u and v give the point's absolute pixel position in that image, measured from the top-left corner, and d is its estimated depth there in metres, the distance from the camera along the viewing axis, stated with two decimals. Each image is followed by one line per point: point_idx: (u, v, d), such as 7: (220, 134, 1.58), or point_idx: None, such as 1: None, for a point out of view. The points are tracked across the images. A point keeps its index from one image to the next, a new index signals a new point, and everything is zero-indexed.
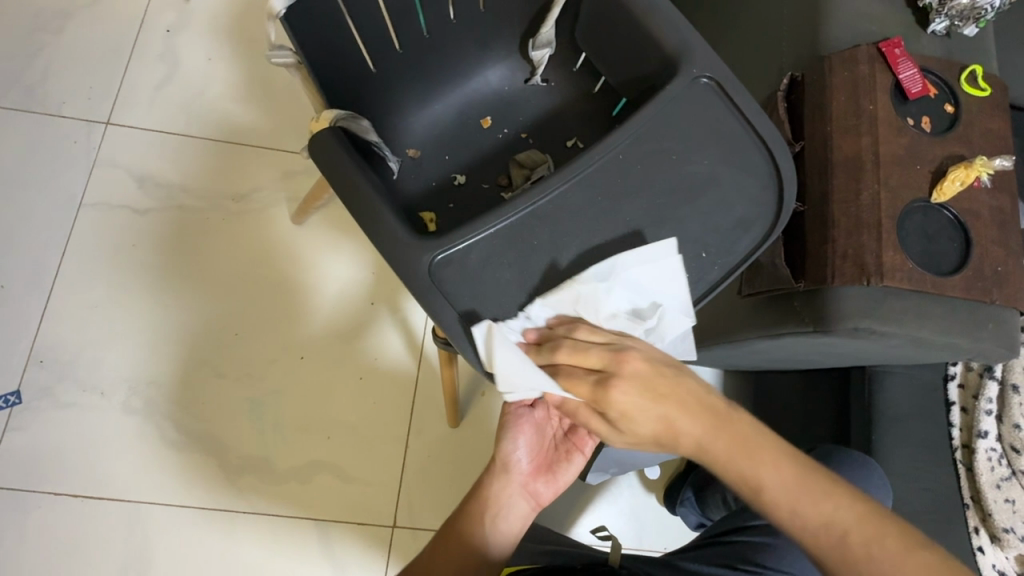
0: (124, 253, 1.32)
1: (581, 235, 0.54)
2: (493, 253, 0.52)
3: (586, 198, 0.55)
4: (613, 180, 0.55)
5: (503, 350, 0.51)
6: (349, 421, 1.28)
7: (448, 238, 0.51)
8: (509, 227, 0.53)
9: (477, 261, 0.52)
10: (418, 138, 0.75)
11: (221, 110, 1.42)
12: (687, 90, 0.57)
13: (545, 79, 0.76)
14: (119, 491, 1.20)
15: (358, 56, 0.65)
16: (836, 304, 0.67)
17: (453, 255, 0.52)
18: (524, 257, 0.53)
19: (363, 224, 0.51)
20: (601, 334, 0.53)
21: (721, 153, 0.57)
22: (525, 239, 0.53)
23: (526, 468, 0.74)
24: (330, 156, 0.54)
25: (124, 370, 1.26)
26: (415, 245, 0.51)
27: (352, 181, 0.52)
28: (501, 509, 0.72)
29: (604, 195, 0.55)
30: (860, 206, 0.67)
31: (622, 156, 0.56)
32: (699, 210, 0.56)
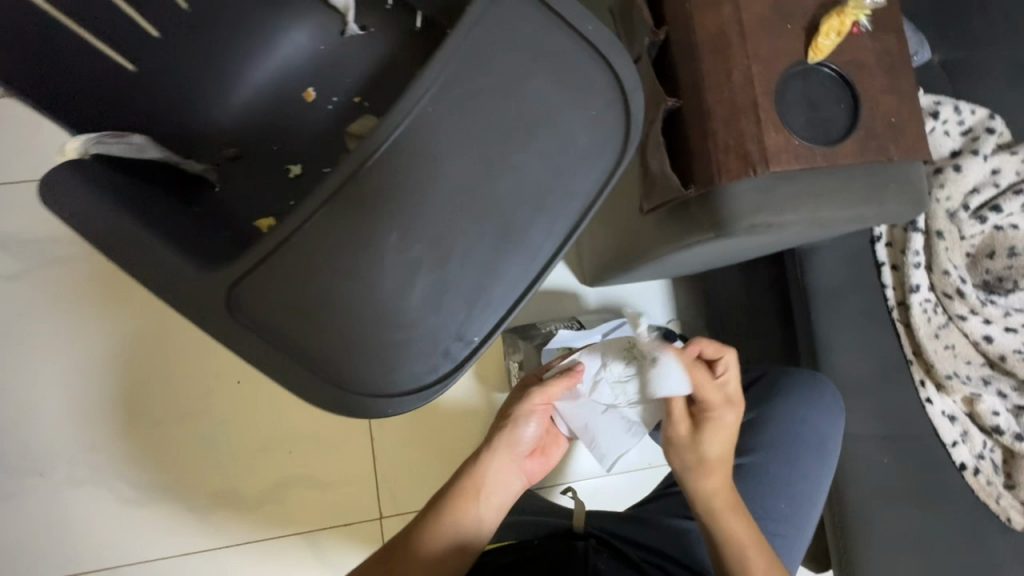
0: (13, 325, 1.21)
1: (404, 215, 0.45)
2: (303, 264, 0.44)
3: (402, 169, 0.45)
4: (428, 139, 0.46)
5: (335, 371, 0.44)
6: (306, 430, 1.24)
7: (240, 262, 0.43)
8: (311, 231, 0.44)
9: (284, 278, 0.44)
10: (235, 135, 0.64)
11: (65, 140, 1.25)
12: (494, 5, 0.47)
13: (362, 27, 0.65)
14: (94, 561, 1.17)
15: (109, 58, 0.54)
16: (728, 205, 0.61)
17: (253, 281, 0.44)
18: (341, 258, 0.44)
19: (135, 274, 0.43)
20: (449, 322, 0.45)
21: (551, 74, 0.48)
22: (337, 239, 0.44)
23: (527, 447, 0.75)
24: (71, 199, 0.44)
25: (56, 444, 1.19)
26: (205, 279, 0.43)
27: (104, 226, 0.44)
28: (496, 485, 0.72)
29: (424, 160, 0.46)
30: (733, 88, 0.60)
31: (431, 107, 0.46)
32: (543, 146, 0.47)
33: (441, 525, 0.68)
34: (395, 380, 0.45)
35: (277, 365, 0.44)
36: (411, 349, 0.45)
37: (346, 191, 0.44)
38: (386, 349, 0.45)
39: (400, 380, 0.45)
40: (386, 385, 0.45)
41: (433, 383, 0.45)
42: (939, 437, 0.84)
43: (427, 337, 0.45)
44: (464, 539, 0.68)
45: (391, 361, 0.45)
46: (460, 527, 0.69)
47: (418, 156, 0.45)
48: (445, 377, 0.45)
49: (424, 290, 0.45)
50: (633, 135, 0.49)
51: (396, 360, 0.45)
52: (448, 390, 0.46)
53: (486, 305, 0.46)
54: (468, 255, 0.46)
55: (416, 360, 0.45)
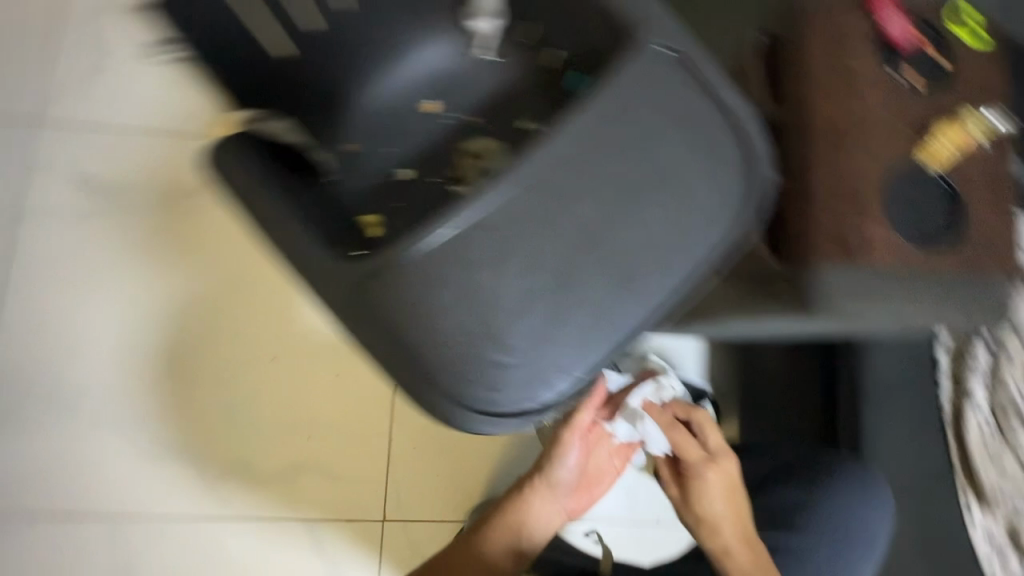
0: (76, 262, 1.25)
1: (528, 244, 0.47)
2: (430, 271, 0.46)
3: (535, 199, 0.47)
4: (564, 176, 0.48)
5: (442, 378, 0.46)
6: (329, 417, 1.25)
7: (375, 256, 0.46)
8: (444, 242, 0.46)
9: (411, 281, 0.46)
10: (360, 132, 0.68)
11: (162, 97, 1.31)
12: (646, 64, 0.50)
13: (493, 52, 0.68)
14: (99, 507, 1.18)
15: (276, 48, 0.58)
16: (817, 287, 0.61)
17: (384, 278, 0.46)
18: (467, 271, 0.46)
19: (286, 254, 0.48)
20: (556, 353, 0.47)
21: (688, 135, 0.50)
22: (465, 254, 0.46)
23: (568, 483, 0.79)
24: (242, 175, 0.51)
25: (89, 384, 1.21)
26: (341, 265, 0.47)
27: (269, 205, 0.50)
28: (536, 517, 0.76)
29: (556, 194, 0.47)
30: (842, 176, 0.61)
31: (571, 147, 0.48)
32: (669, 201, 0.49)
33: (485, 547, 0.74)
34: (497, 399, 0.46)
35: (393, 362, 0.46)
36: (516, 372, 0.47)
37: (479, 210, 0.47)
38: (492, 367, 0.46)
39: (501, 401, 0.47)
40: (488, 402, 0.47)
41: (534, 409, 0.47)
42: (972, 550, 0.85)
43: (533, 363, 0.46)
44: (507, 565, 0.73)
45: (496, 381, 0.46)
46: (503, 553, 0.73)
47: (552, 190, 0.47)
48: (545, 405, 0.46)
49: (537, 318, 0.47)
50: (752, 206, 0.51)
51: (499, 380, 0.46)
52: (545, 417, 0.47)
53: (593, 342, 0.47)
54: (582, 291, 0.47)
55: (519, 383, 0.46)
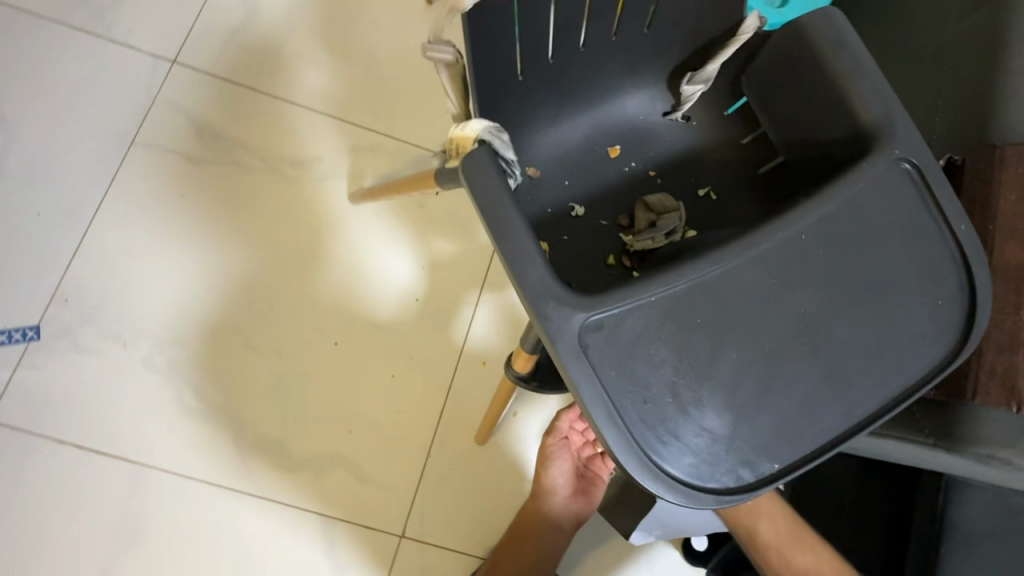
0: (171, 201, 1.26)
1: (748, 321, 0.46)
2: (648, 325, 0.45)
3: (761, 279, 0.47)
4: (792, 263, 0.47)
5: (644, 439, 0.43)
6: (374, 417, 1.23)
7: (601, 297, 0.44)
8: (667, 299, 0.45)
9: (630, 329, 0.44)
10: (542, 157, 0.67)
11: (297, 69, 1.35)
12: (885, 174, 0.50)
13: (687, 116, 0.69)
14: (125, 450, 1.14)
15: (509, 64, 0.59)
16: (973, 425, 0.61)
17: (604, 320, 0.44)
18: (685, 333, 0.45)
19: (517, 271, 0.45)
20: (761, 438, 0.45)
21: (913, 252, 0.49)
22: (685, 316, 0.45)
23: (564, 491, 0.98)
24: (485, 185, 0.47)
25: (151, 323, 1.20)
26: (565, 299, 0.44)
27: (507, 219, 0.45)
28: (543, 525, 0.96)
29: (781, 279, 0.47)
30: (1018, 323, 0.61)
31: (803, 236, 0.48)
32: (890, 312, 0.48)
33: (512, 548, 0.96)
34: (693, 477, 0.44)
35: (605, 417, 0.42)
36: (716, 451, 0.44)
37: (709, 276, 0.46)
38: (695, 438, 0.44)
39: (698, 475, 0.44)
40: (684, 474, 0.43)
41: (730, 493, 0.44)
42: None
43: (737, 442, 0.44)
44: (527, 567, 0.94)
45: (695, 457, 0.44)
46: (524, 555, 0.95)
47: (778, 274, 0.47)
48: (740, 494, 0.44)
49: (747, 397, 0.45)
50: (974, 337, 0.48)
51: (701, 453, 0.44)
52: (740, 504, 0.44)
53: (795, 436, 0.45)
54: (790, 380, 0.46)
55: (716, 463, 0.44)
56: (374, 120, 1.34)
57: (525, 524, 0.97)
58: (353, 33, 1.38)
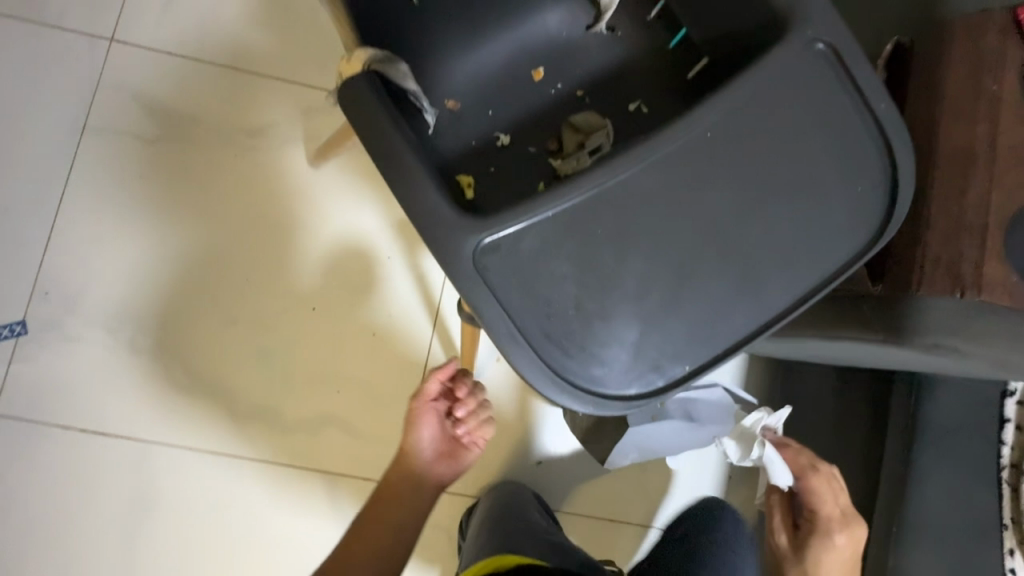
0: (131, 184, 1.25)
1: (647, 228, 0.47)
2: (545, 241, 0.47)
3: (661, 184, 0.47)
4: (694, 164, 0.47)
5: (551, 357, 0.48)
6: (359, 376, 1.25)
7: (494, 220, 0.46)
8: (564, 213, 0.47)
9: (528, 248, 0.47)
10: (460, 87, 0.65)
11: (237, 32, 1.30)
12: (801, 58, 0.47)
13: (611, 27, 0.65)
14: (126, 429, 1.19)
15: None
16: (918, 316, 0.59)
17: (498, 242, 0.46)
18: (585, 245, 0.47)
19: (408, 201, 0.46)
20: (666, 344, 0.48)
21: (829, 139, 0.47)
22: (582, 229, 0.47)
23: (430, 454, 1.00)
24: (372, 120, 0.47)
25: (130, 307, 1.22)
26: (459, 226, 0.46)
27: (396, 153, 0.46)
28: (411, 489, 0.98)
29: (683, 179, 0.47)
30: (964, 205, 0.58)
31: (707, 132, 0.47)
32: (801, 203, 0.48)
33: (374, 523, 0.95)
34: (597, 381, 0.48)
35: (500, 328, 0.47)
36: (618, 355, 0.48)
37: (605, 186, 0.47)
38: (602, 350, 0.48)
39: (607, 384, 0.49)
40: (593, 384, 0.48)
41: (637, 396, 0.49)
42: None
43: (642, 349, 0.48)
44: (377, 552, 0.93)
45: (597, 363, 0.48)
46: (377, 536, 0.94)
47: (678, 178, 0.47)
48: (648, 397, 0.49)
49: (651, 307, 0.48)
50: (885, 232, 0.48)
51: (609, 364, 0.48)
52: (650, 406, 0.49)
53: (699, 339, 0.49)
54: (692, 282, 0.48)
55: (616, 365, 0.48)
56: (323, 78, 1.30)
57: (386, 490, 0.99)
58: None
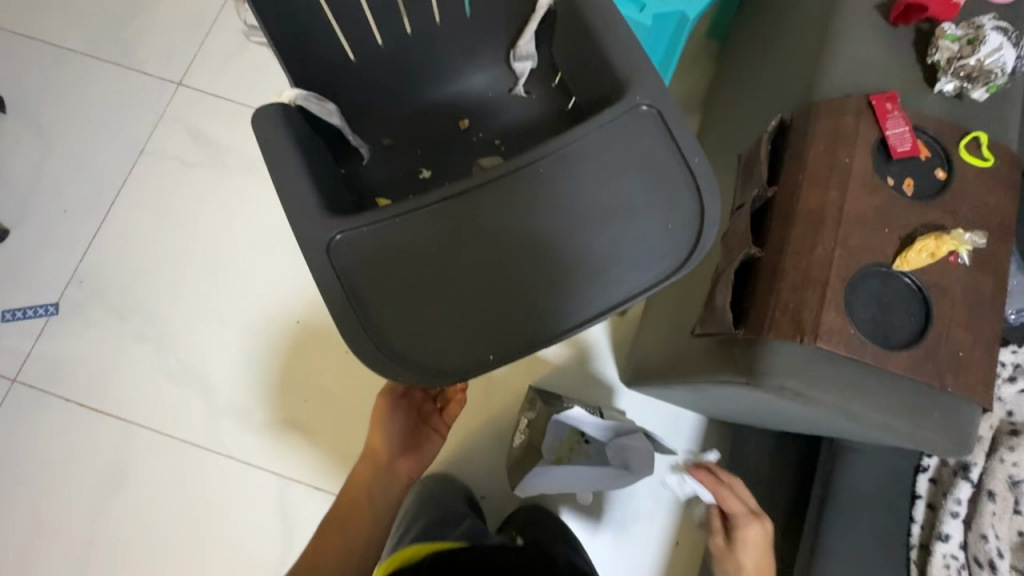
0: (168, 200, 1.46)
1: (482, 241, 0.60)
2: (398, 241, 0.60)
3: (496, 205, 0.60)
4: (520, 192, 0.60)
5: (396, 344, 0.59)
6: (327, 389, 1.35)
7: (355, 220, 0.60)
8: (417, 222, 0.60)
9: (381, 245, 0.60)
10: (396, 129, 0.78)
11: (278, 83, 1.54)
12: (626, 116, 0.59)
13: (528, 91, 0.78)
14: (118, 409, 1.33)
15: (337, 49, 0.69)
16: (766, 358, 0.63)
17: (354, 237, 0.60)
18: (428, 248, 0.60)
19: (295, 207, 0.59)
20: (554, 305, 0.59)
21: (637, 185, 0.59)
22: (429, 235, 0.60)
23: (398, 446, 1.01)
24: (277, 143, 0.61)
25: (144, 301, 1.40)
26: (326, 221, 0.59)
27: (290, 169, 0.60)
28: (380, 481, 0.99)
29: (514, 202, 0.60)
30: (812, 260, 0.63)
31: (529, 165, 0.59)
32: (614, 234, 0.59)
33: (348, 515, 0.98)
34: (450, 357, 0.59)
35: (348, 314, 0.58)
36: (450, 350, 0.59)
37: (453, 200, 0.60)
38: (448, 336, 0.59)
39: (456, 359, 0.59)
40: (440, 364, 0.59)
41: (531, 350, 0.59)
42: None
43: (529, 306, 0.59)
44: (357, 540, 0.96)
45: (448, 345, 0.59)
46: (352, 525, 0.97)
47: (508, 203, 0.60)
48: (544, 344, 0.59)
49: (508, 291, 0.59)
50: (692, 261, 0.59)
51: (471, 340, 0.59)
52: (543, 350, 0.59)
53: (578, 303, 0.59)
54: (540, 266, 0.59)
55: (446, 356, 0.59)
56: None
57: (353, 489, 0.99)
58: None
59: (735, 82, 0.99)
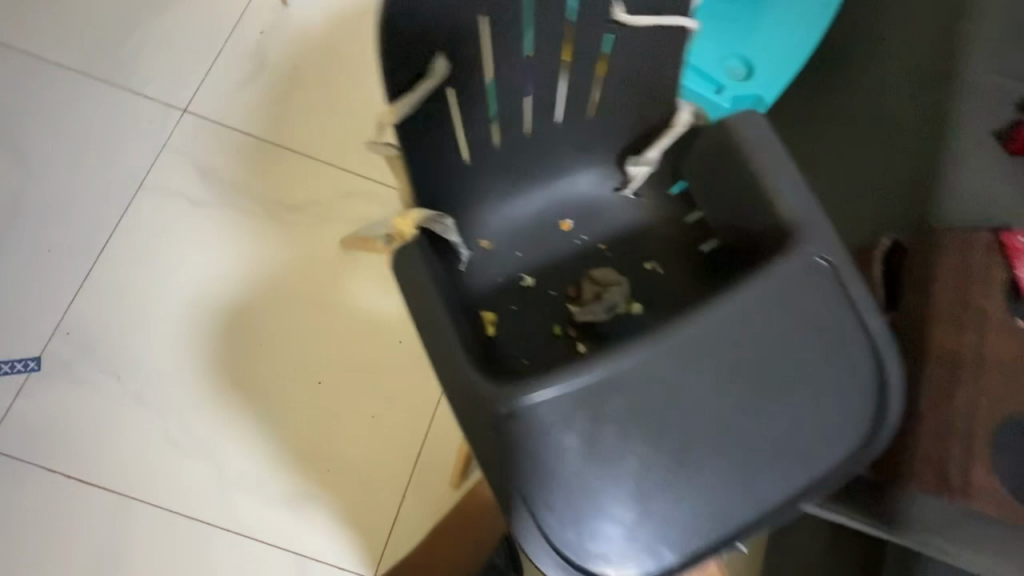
0: (174, 242, 1.33)
1: (656, 410, 0.56)
2: (563, 412, 0.55)
3: (666, 373, 0.56)
4: (694, 359, 0.56)
5: (566, 533, 0.55)
6: (354, 456, 1.27)
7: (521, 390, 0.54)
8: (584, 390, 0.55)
9: (548, 417, 0.55)
10: (495, 229, 0.71)
11: (297, 117, 1.42)
12: (800, 272, 0.56)
13: (636, 193, 0.72)
14: (111, 480, 1.19)
15: (455, 152, 0.62)
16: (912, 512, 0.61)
17: (520, 409, 0.54)
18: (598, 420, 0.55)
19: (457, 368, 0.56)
20: (710, 504, 0.56)
21: (810, 351, 0.57)
22: (597, 404, 0.55)
23: None
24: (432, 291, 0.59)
25: (144, 357, 1.25)
26: (490, 390, 0.54)
27: (447, 323, 0.57)
28: None
29: (686, 371, 0.56)
30: None
31: (705, 325, 0.56)
32: (791, 409, 0.56)
33: None
34: (623, 553, 0.56)
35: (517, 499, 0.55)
36: (620, 535, 0.56)
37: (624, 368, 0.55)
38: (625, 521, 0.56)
39: (632, 552, 0.56)
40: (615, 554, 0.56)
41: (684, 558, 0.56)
42: None
43: (686, 506, 0.56)
44: None
45: (622, 537, 0.56)
46: None
47: (679, 371, 0.56)
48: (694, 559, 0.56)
49: (677, 483, 0.56)
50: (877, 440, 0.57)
51: (645, 529, 0.56)
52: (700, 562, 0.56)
53: (736, 503, 0.56)
54: (709, 452, 0.56)
55: (619, 546, 0.56)
56: (367, 167, 1.41)
57: None
58: (353, 86, 1.45)
59: (812, 173, 0.99)
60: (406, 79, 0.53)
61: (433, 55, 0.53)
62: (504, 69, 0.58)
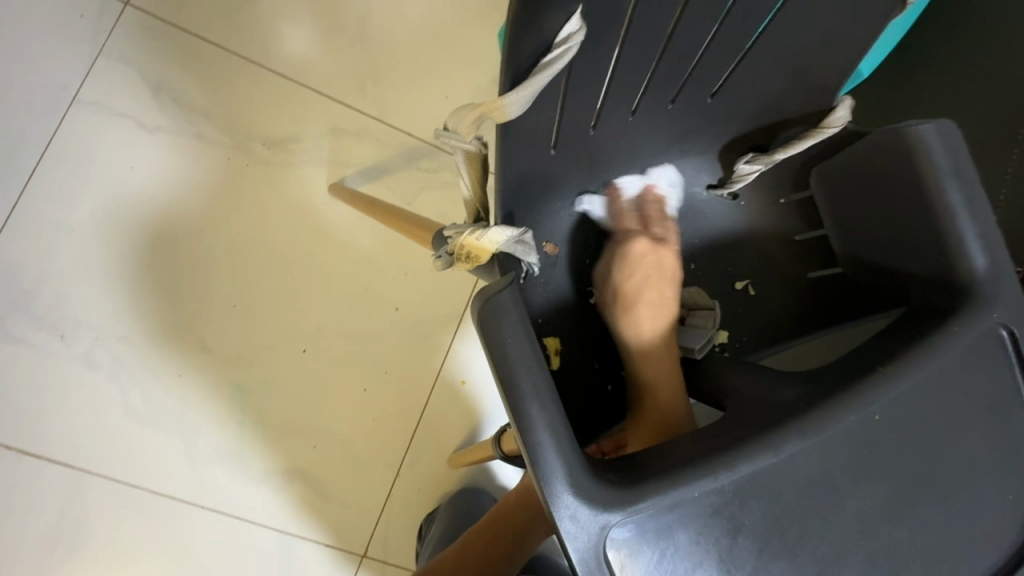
0: (123, 177, 1.08)
1: (809, 542, 0.38)
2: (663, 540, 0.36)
3: (812, 481, 0.38)
4: (848, 461, 0.39)
5: None
6: (342, 433, 1.14)
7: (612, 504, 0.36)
8: (697, 508, 0.37)
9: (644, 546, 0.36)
10: (563, 229, 0.56)
11: (276, 26, 1.14)
12: (979, 342, 0.41)
13: (735, 195, 0.58)
14: (63, 454, 1.04)
15: (543, 135, 0.47)
16: None
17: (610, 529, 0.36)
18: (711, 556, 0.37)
19: (529, 471, 0.36)
20: None
21: (983, 452, 0.41)
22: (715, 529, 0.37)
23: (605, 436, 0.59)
24: (508, 350, 0.37)
25: (93, 314, 1.06)
26: (571, 499, 0.36)
27: (526, 404, 0.36)
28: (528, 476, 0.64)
29: (837, 480, 0.39)
30: None
31: (879, 417, 0.39)
32: (961, 537, 0.40)
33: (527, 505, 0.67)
34: None
35: None
36: None
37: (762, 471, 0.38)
38: None
39: None
40: None
41: None
42: None
43: None
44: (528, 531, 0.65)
45: None
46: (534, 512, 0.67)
47: (828, 478, 0.38)
48: None
49: None
50: None
51: None
52: None
53: None
54: None
55: None
56: (360, 98, 1.17)
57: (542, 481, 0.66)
58: None
59: None
60: (528, 63, 0.40)
61: (571, 9, 0.39)
62: (626, 31, 0.43)
